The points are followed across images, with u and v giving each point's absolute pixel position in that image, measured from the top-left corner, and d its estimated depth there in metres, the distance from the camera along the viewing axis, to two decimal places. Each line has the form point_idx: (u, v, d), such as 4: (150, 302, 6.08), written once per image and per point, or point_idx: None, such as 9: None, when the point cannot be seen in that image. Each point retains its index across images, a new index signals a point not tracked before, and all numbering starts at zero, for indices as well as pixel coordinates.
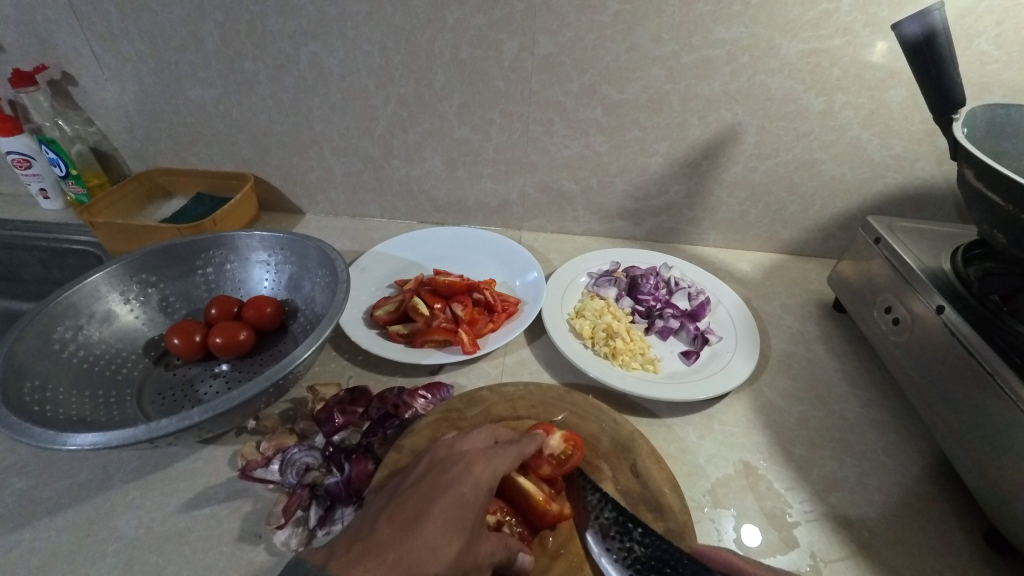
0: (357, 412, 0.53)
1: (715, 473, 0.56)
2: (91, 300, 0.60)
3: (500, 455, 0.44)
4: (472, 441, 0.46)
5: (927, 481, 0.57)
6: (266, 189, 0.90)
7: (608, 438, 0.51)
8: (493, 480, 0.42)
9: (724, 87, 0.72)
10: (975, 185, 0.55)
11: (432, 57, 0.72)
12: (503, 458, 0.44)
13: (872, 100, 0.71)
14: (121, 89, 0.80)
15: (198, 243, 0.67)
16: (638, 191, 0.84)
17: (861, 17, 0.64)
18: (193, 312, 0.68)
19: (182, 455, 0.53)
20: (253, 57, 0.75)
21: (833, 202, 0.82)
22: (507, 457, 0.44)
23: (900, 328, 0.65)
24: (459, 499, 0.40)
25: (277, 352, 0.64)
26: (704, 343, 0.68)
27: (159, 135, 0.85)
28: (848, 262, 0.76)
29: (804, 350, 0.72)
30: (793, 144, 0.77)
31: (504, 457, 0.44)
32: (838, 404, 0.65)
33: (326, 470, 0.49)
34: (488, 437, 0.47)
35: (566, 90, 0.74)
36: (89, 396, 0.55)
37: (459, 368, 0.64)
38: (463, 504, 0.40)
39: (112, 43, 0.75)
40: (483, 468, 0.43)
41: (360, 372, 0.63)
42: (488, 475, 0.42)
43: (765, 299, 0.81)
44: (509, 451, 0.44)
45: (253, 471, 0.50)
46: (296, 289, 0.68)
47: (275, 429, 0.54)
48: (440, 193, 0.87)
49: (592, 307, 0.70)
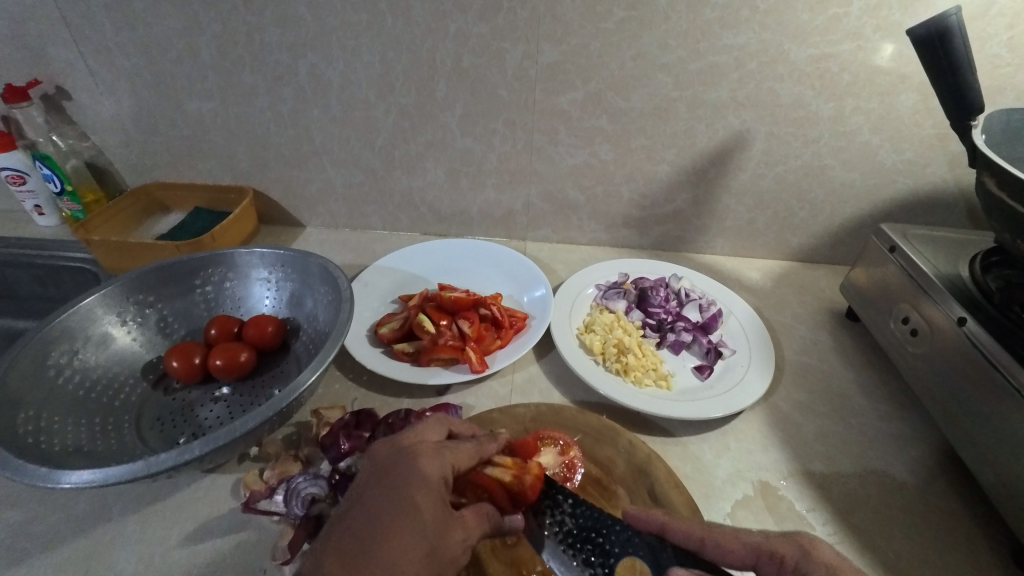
0: (364, 437, 0.52)
1: (733, 494, 0.54)
2: (86, 324, 0.58)
3: (455, 447, 0.43)
4: (417, 432, 0.43)
5: (951, 498, 0.56)
6: (265, 202, 0.88)
7: (623, 462, 0.50)
8: (442, 471, 0.41)
9: (732, 94, 0.70)
10: (997, 194, 0.53)
11: (433, 67, 0.71)
12: (458, 451, 0.43)
13: (883, 105, 0.70)
14: (116, 103, 0.78)
15: (197, 261, 0.65)
16: (644, 200, 0.83)
17: (871, 21, 0.63)
18: (192, 332, 0.66)
19: (182, 485, 0.51)
20: (250, 69, 0.73)
21: (843, 208, 0.81)
22: (463, 452, 0.43)
23: (918, 339, 0.63)
24: (410, 506, 0.38)
25: (279, 374, 0.63)
26: (717, 356, 0.66)
27: (155, 149, 0.83)
28: (860, 270, 0.74)
29: (818, 361, 0.71)
30: (802, 150, 0.75)
31: (461, 453, 0.43)
32: (856, 418, 0.63)
33: (333, 501, 0.48)
34: (439, 427, 0.45)
35: (571, 99, 0.72)
36: (85, 425, 0.53)
37: (466, 387, 0.62)
38: (414, 509, 0.38)
39: (107, 56, 0.73)
40: (430, 462, 0.41)
41: (364, 393, 0.61)
42: (435, 471, 0.40)
43: (776, 308, 0.79)
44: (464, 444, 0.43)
45: (257, 502, 0.48)
46: (298, 306, 0.66)
47: (279, 455, 0.53)
48: (443, 205, 0.86)
49: (602, 321, 0.69)
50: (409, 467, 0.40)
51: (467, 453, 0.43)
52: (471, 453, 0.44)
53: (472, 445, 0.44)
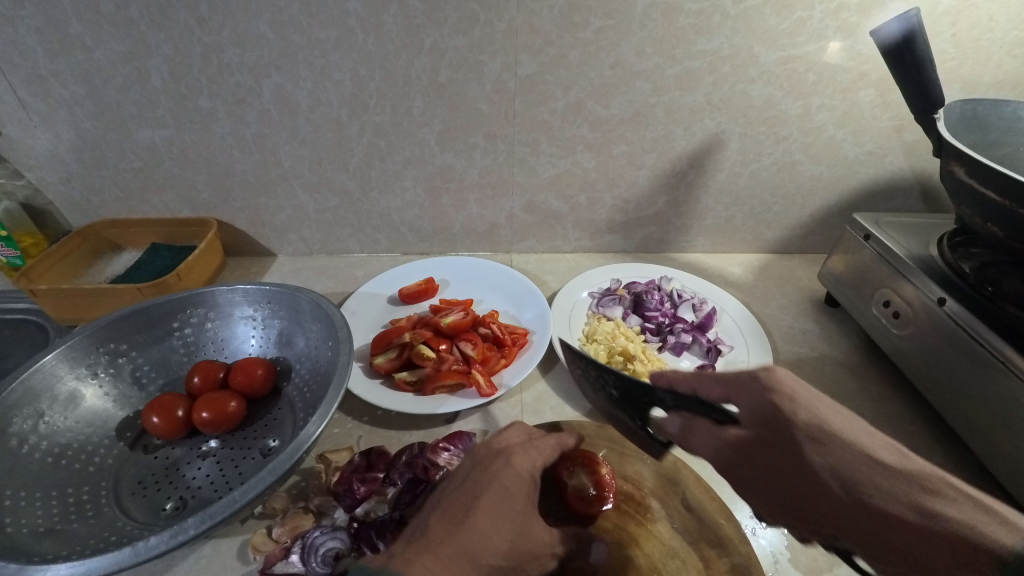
0: (378, 478, 0.49)
1: None
2: (50, 383, 0.51)
3: (540, 447, 0.46)
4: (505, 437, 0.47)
5: (951, 470, 0.59)
6: (230, 232, 0.83)
7: (651, 475, 0.49)
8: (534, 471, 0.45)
9: (707, 97, 0.72)
10: (965, 181, 0.57)
11: (409, 82, 0.68)
12: (544, 447, 0.47)
13: (845, 102, 0.73)
14: (53, 136, 0.71)
15: (172, 304, 0.59)
16: (627, 204, 0.83)
17: (832, 23, 0.66)
18: (170, 381, 0.61)
19: (181, 556, 0.46)
20: (208, 93, 0.68)
21: (813, 200, 0.84)
22: (546, 447, 0.47)
23: (902, 321, 0.66)
24: (507, 493, 0.42)
25: (272, 421, 0.58)
26: (718, 354, 0.67)
27: (101, 184, 0.76)
28: (838, 258, 0.77)
29: (810, 350, 0.73)
30: (774, 148, 0.78)
31: (542, 447, 0.46)
32: (854, 402, 0.66)
33: (356, 553, 0.44)
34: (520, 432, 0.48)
35: (552, 109, 0.72)
36: (57, 500, 0.47)
37: (477, 412, 0.60)
38: (509, 497, 0.41)
39: (41, 85, 0.66)
40: (524, 459, 0.45)
41: (369, 431, 0.57)
42: (530, 469, 0.44)
43: (762, 301, 0.81)
44: (548, 441, 0.47)
45: (271, 566, 0.44)
46: (288, 346, 0.62)
47: (286, 509, 0.48)
48: (424, 223, 0.83)
49: (603, 330, 0.68)
50: (509, 461, 0.44)
51: (550, 450, 0.47)
52: (552, 448, 0.47)
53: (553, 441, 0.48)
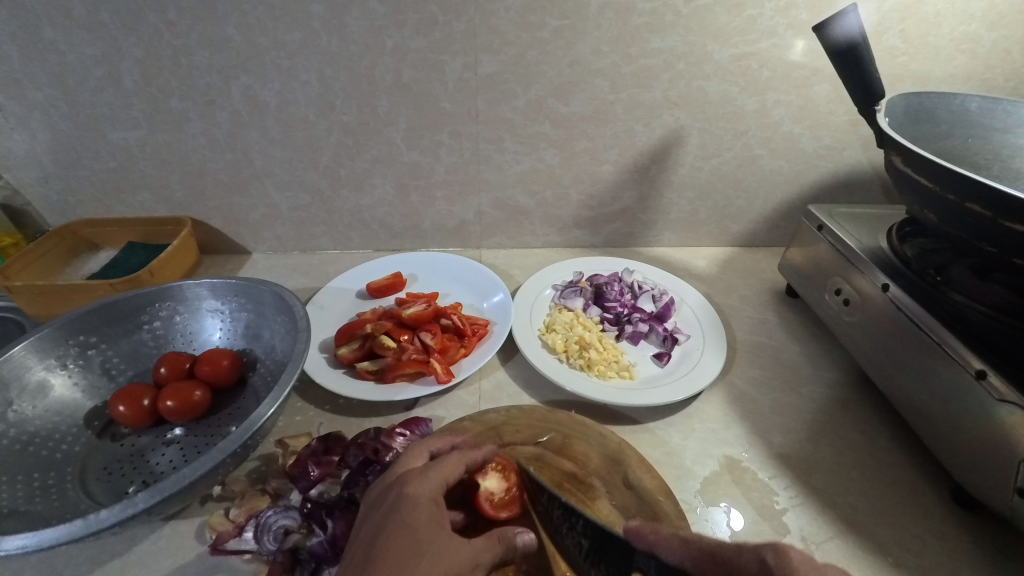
0: (333, 462, 0.51)
1: (703, 472, 0.57)
2: (18, 373, 0.53)
3: (439, 466, 0.44)
4: (405, 464, 0.45)
5: (895, 450, 0.61)
6: (206, 231, 0.85)
7: (597, 454, 0.51)
8: (438, 494, 0.42)
9: (665, 94, 0.74)
10: (903, 170, 0.59)
11: (373, 82, 0.71)
12: (444, 466, 0.44)
13: (800, 97, 0.75)
14: (29, 137, 0.73)
15: (141, 298, 0.61)
16: (592, 200, 0.85)
17: (782, 20, 0.68)
18: (139, 373, 0.63)
19: (142, 537, 0.48)
20: (180, 94, 0.70)
21: (774, 194, 0.86)
22: (449, 464, 0.44)
23: (852, 308, 0.68)
24: (410, 523, 0.39)
25: (237, 410, 0.60)
26: (674, 343, 0.69)
27: (78, 184, 0.78)
28: (796, 250, 0.79)
29: (767, 339, 0.75)
30: (733, 143, 0.80)
31: (443, 466, 0.44)
32: (806, 388, 0.68)
33: (308, 530, 0.46)
34: (421, 454, 0.46)
35: (514, 107, 0.74)
36: (21, 484, 0.49)
37: (436, 400, 0.62)
38: (410, 525, 0.39)
39: (16, 88, 0.68)
40: (421, 485, 0.42)
41: (330, 418, 0.59)
42: (427, 491, 0.41)
43: (724, 293, 0.83)
44: (448, 459, 0.44)
45: (225, 544, 0.46)
46: (255, 338, 0.64)
47: (244, 492, 0.50)
48: (395, 220, 0.85)
49: (562, 320, 0.70)
50: (401, 494, 0.41)
51: (454, 466, 0.44)
52: (456, 463, 0.44)
53: (456, 454, 0.45)
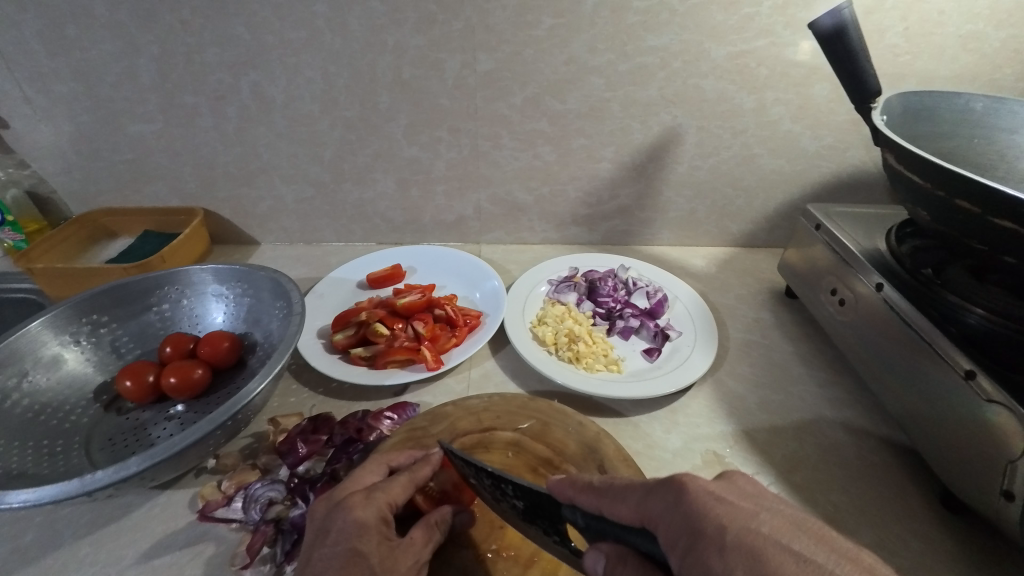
0: (320, 440, 0.53)
1: (683, 465, 0.57)
2: (34, 346, 0.57)
3: (385, 487, 0.42)
4: (356, 481, 0.43)
5: (883, 451, 0.60)
6: (216, 222, 0.88)
7: (575, 442, 0.51)
8: (385, 516, 0.40)
9: (661, 92, 0.75)
10: (896, 168, 0.59)
11: (374, 79, 0.73)
12: (390, 487, 0.42)
13: (799, 95, 0.75)
14: (54, 129, 0.78)
15: (149, 281, 0.65)
16: (590, 197, 0.86)
17: (779, 18, 0.68)
18: (146, 352, 0.66)
19: (137, 504, 0.51)
20: (192, 90, 0.74)
21: (774, 194, 0.86)
22: (396, 486, 0.42)
23: (846, 308, 0.68)
24: (357, 553, 0.37)
25: (234, 389, 0.63)
26: (664, 339, 0.69)
27: (98, 174, 0.83)
28: (793, 250, 0.79)
29: (760, 337, 0.75)
30: (732, 142, 0.80)
31: (389, 488, 0.42)
32: (795, 386, 0.67)
33: (290, 503, 0.48)
34: (377, 468, 0.45)
35: (510, 104, 0.75)
36: (31, 449, 0.52)
37: (424, 386, 0.63)
38: (358, 556, 0.37)
39: (42, 82, 0.73)
40: (365, 510, 0.40)
41: (322, 400, 0.61)
42: (373, 516, 0.40)
43: (720, 291, 0.83)
44: (395, 481, 0.42)
45: (213, 512, 0.49)
46: (255, 323, 0.67)
47: (235, 466, 0.53)
48: (395, 214, 0.88)
49: (553, 313, 0.71)
50: (346, 522, 0.39)
51: (401, 487, 0.42)
52: (404, 485, 0.43)
53: (403, 476, 0.43)
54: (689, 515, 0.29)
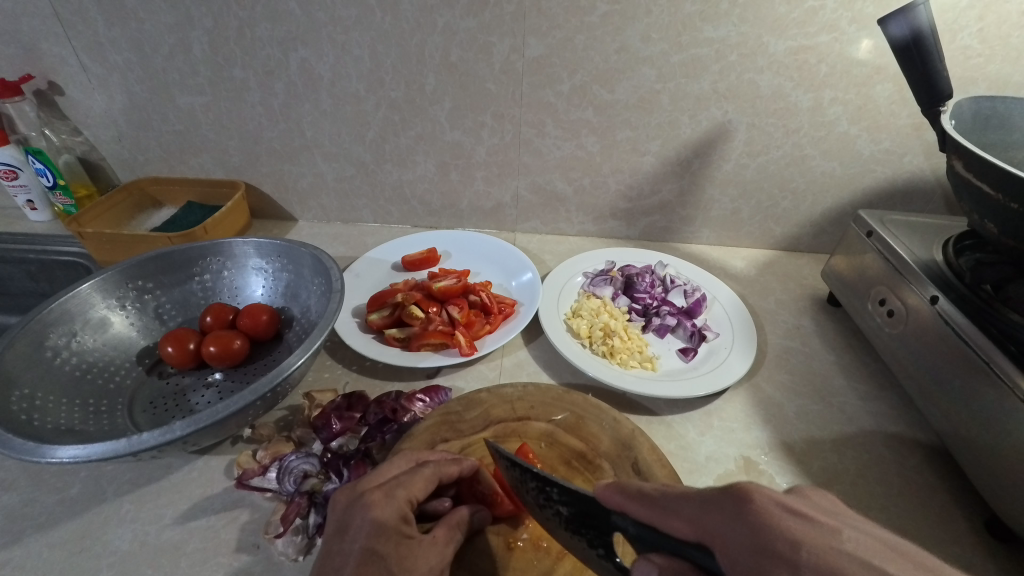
0: (354, 417, 0.53)
1: (717, 469, 0.55)
2: (84, 308, 0.59)
3: (406, 483, 0.40)
4: (379, 470, 0.42)
5: (927, 471, 0.57)
6: (257, 196, 0.90)
7: (608, 437, 0.51)
8: (406, 512, 0.39)
9: (714, 86, 0.72)
10: (963, 176, 0.55)
11: (422, 60, 0.72)
12: (412, 483, 0.41)
13: (859, 96, 0.72)
14: (108, 98, 0.80)
15: (194, 251, 0.66)
16: (630, 191, 0.84)
17: (846, 13, 0.65)
18: (187, 319, 0.67)
19: (176, 467, 0.52)
20: (242, 64, 0.74)
21: (824, 197, 0.83)
22: (418, 482, 0.41)
23: (895, 320, 0.65)
24: (375, 553, 0.36)
25: (271, 361, 0.64)
26: (701, 339, 0.67)
27: (148, 144, 0.85)
28: (840, 257, 0.76)
29: (800, 344, 0.72)
30: (783, 141, 0.77)
31: (410, 485, 0.40)
32: (836, 397, 0.65)
33: (324, 477, 0.49)
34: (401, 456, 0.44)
35: (557, 91, 0.74)
36: (79, 406, 0.54)
37: (456, 372, 0.63)
38: (375, 556, 0.36)
39: (99, 52, 0.74)
40: (384, 509, 0.38)
41: (356, 378, 0.62)
42: (393, 514, 0.38)
43: (759, 295, 0.81)
44: (418, 475, 0.41)
45: (250, 480, 0.49)
46: (293, 298, 0.67)
47: (271, 436, 0.53)
48: (433, 198, 0.88)
49: (589, 307, 0.70)
50: (364, 521, 0.37)
51: (423, 483, 0.41)
52: (427, 480, 0.41)
53: (427, 470, 0.42)
54: (753, 530, 0.24)
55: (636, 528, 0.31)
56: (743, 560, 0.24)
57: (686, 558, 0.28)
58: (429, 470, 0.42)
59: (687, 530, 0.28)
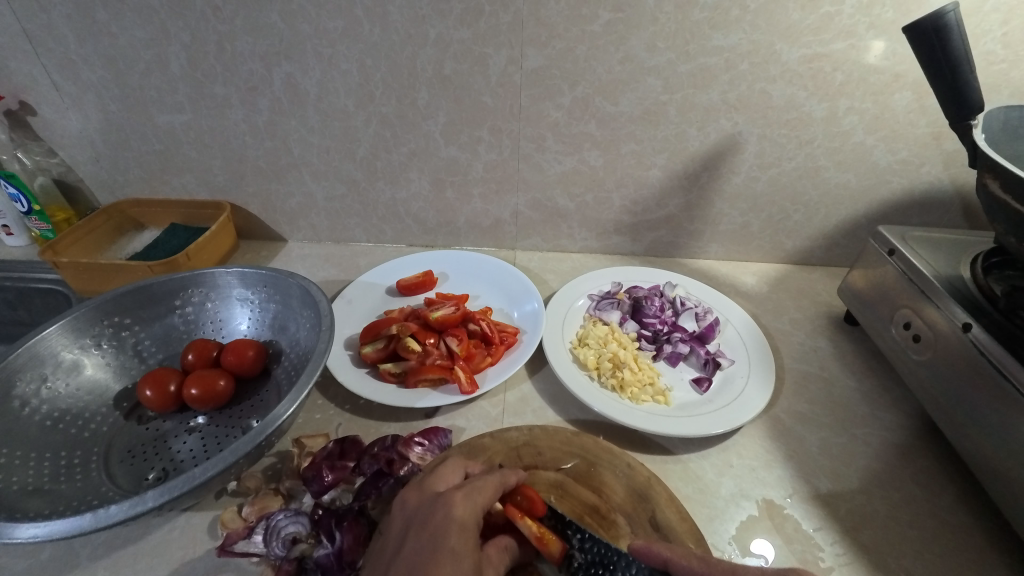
0: (348, 467, 0.49)
1: (737, 515, 0.51)
2: (55, 351, 0.54)
3: (479, 487, 0.43)
4: (440, 478, 0.45)
5: (962, 511, 0.53)
6: (243, 216, 0.86)
7: (622, 488, 0.47)
8: (477, 514, 0.42)
9: (723, 96, 0.68)
10: (998, 195, 0.52)
11: (414, 74, 0.68)
12: (484, 487, 0.43)
13: (877, 105, 0.68)
14: (83, 117, 0.75)
15: (175, 282, 0.62)
16: (635, 206, 0.81)
17: (864, 19, 0.61)
18: (169, 356, 0.63)
19: (155, 526, 0.48)
20: (222, 80, 0.70)
21: (838, 209, 0.79)
22: (489, 486, 0.43)
23: (921, 345, 0.61)
24: (452, 550, 0.39)
25: (259, 402, 0.60)
26: (716, 368, 0.63)
27: (127, 164, 0.80)
28: (858, 273, 0.72)
29: (819, 369, 0.69)
30: (795, 153, 0.73)
31: (483, 487, 0.43)
32: (860, 427, 0.61)
33: (315, 540, 0.45)
34: (456, 469, 0.46)
35: (558, 104, 0.70)
36: (49, 461, 0.50)
37: (457, 409, 0.59)
38: (454, 553, 0.39)
39: (72, 70, 0.70)
40: (462, 507, 0.42)
41: (349, 419, 0.58)
42: (470, 514, 0.42)
43: (773, 315, 0.77)
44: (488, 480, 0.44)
45: (233, 545, 0.45)
46: (281, 330, 0.63)
47: (258, 490, 0.49)
48: (429, 216, 0.84)
49: (596, 335, 0.66)
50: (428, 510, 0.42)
51: (492, 489, 0.43)
52: (495, 487, 0.44)
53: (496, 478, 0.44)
54: None
55: None
56: None
57: None
58: (501, 477, 0.44)
59: None
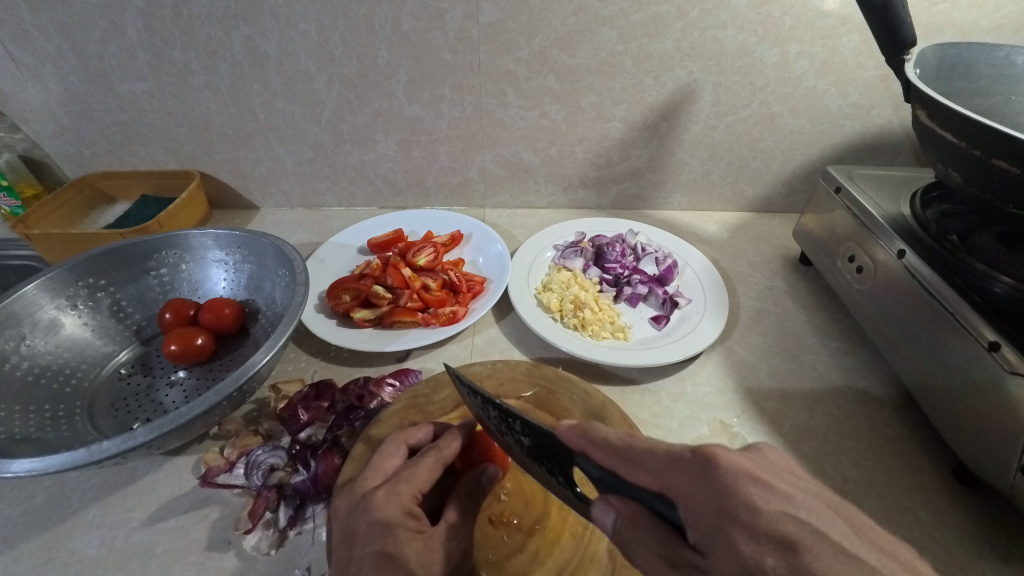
0: (322, 406, 0.53)
1: (690, 434, 0.55)
2: (31, 310, 0.56)
3: (408, 477, 0.40)
4: (378, 469, 0.42)
5: (897, 422, 0.58)
6: (214, 185, 0.86)
7: (579, 410, 0.50)
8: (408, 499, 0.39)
9: (677, 44, 0.70)
10: (928, 125, 0.54)
11: (372, 32, 0.69)
12: (414, 477, 0.40)
13: (825, 48, 0.70)
14: (44, 89, 0.75)
15: (148, 244, 0.64)
16: (599, 158, 0.83)
17: None
18: (149, 316, 0.66)
19: (143, 470, 0.51)
20: (182, 46, 0.70)
21: (792, 154, 0.82)
22: (422, 473, 0.40)
23: (864, 276, 0.64)
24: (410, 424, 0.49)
25: (237, 357, 0.62)
26: (674, 306, 0.67)
27: (92, 137, 0.81)
28: (810, 215, 0.76)
29: (773, 305, 0.73)
30: (750, 100, 0.76)
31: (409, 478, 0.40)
32: (807, 355, 0.66)
33: (292, 469, 0.48)
34: (396, 450, 0.43)
35: (516, 58, 0.71)
36: (34, 413, 0.52)
37: (427, 353, 0.63)
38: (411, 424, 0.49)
39: (26, 40, 0.70)
40: (388, 507, 0.38)
41: (324, 366, 0.61)
42: (398, 512, 0.38)
43: (732, 258, 0.81)
44: (420, 466, 0.41)
45: (215, 477, 0.49)
46: (257, 290, 0.66)
47: (238, 431, 0.53)
48: (398, 176, 0.85)
49: (559, 280, 0.69)
50: (370, 523, 0.37)
51: (426, 473, 0.40)
52: (430, 468, 0.41)
53: (429, 460, 0.41)
54: (714, 493, 0.28)
55: (599, 471, 0.34)
56: (704, 516, 0.28)
57: (642, 501, 0.31)
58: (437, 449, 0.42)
59: (651, 482, 0.31)
